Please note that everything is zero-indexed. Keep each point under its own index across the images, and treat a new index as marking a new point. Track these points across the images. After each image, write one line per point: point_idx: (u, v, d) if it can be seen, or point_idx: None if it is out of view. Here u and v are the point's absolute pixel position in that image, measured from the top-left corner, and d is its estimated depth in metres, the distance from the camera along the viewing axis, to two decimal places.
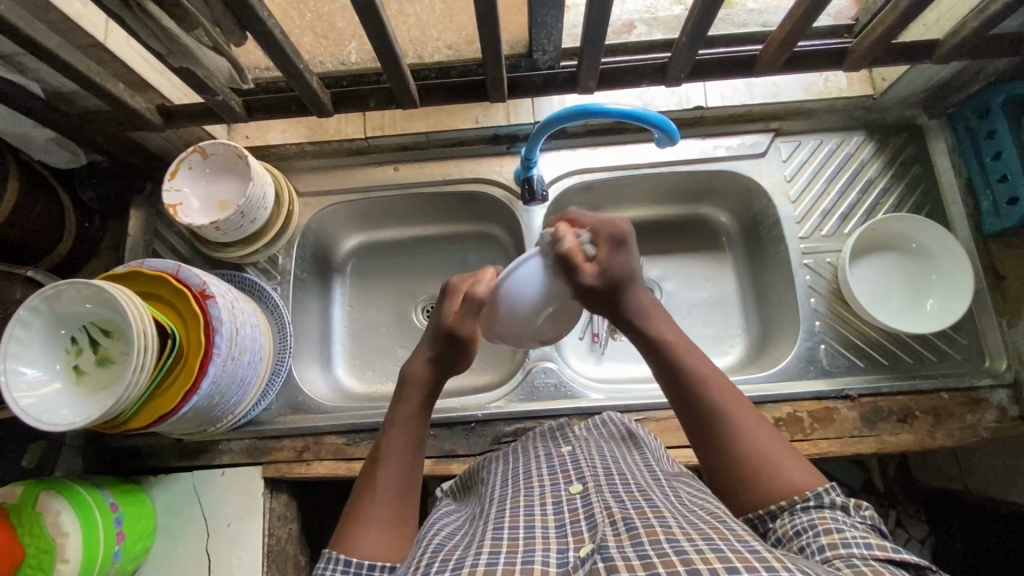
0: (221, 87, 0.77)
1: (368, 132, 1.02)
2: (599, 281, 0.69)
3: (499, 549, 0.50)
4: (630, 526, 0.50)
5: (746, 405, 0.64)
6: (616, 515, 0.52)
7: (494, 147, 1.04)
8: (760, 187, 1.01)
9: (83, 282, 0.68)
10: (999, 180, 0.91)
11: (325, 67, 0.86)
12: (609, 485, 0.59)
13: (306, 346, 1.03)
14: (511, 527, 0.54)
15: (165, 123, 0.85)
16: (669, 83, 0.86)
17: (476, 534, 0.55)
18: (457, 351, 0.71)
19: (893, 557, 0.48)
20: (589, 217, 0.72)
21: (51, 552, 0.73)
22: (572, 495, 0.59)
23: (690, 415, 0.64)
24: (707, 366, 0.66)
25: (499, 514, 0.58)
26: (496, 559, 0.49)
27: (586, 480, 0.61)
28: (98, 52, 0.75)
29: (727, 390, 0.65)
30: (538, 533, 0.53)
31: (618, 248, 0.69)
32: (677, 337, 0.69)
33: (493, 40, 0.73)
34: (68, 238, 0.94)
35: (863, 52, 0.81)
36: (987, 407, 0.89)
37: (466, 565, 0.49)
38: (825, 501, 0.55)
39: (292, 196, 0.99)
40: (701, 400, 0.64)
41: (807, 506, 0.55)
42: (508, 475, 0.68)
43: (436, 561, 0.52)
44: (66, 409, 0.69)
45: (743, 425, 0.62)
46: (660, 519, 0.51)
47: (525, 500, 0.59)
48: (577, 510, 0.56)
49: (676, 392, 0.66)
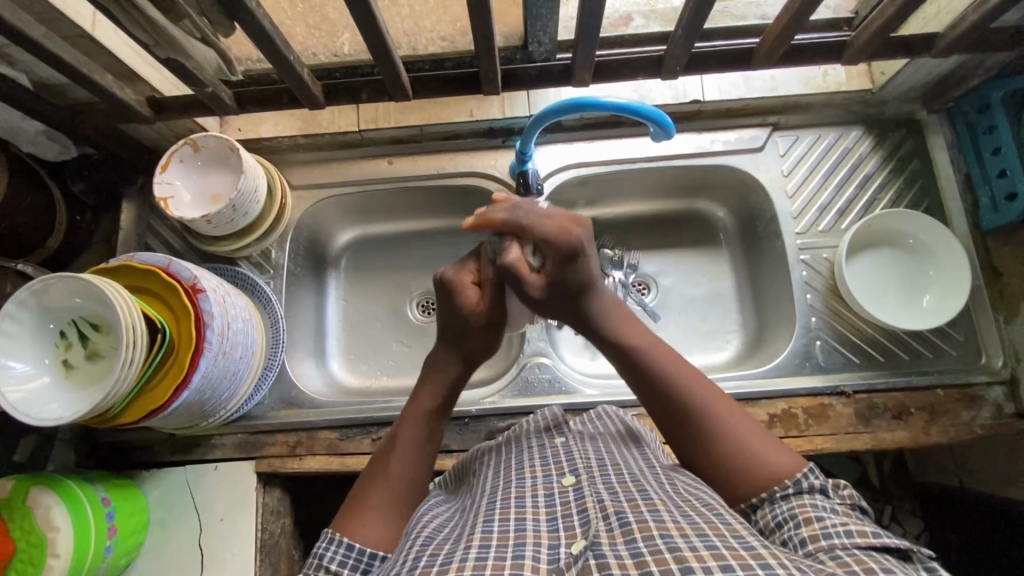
0: (210, 79, 0.76)
1: (361, 125, 1.01)
2: (546, 292, 0.68)
3: (488, 543, 0.50)
4: (622, 522, 0.50)
5: (727, 401, 0.63)
6: (609, 509, 0.52)
7: (489, 140, 1.03)
8: (758, 182, 1.00)
9: (71, 276, 0.68)
10: (998, 176, 0.91)
11: (318, 59, 0.85)
12: (602, 478, 0.59)
13: (299, 341, 1.02)
14: (502, 520, 0.54)
15: (155, 115, 0.84)
16: (665, 75, 0.85)
17: (467, 527, 0.55)
18: (490, 335, 0.70)
19: (873, 543, 0.47)
20: (539, 221, 0.66)
21: (42, 547, 0.73)
22: (563, 487, 0.59)
23: (667, 414, 0.63)
24: (675, 360, 0.66)
25: (490, 507, 0.57)
26: (485, 554, 0.48)
27: (579, 472, 0.60)
28: (85, 43, 0.74)
29: (705, 386, 0.64)
30: (529, 526, 0.52)
31: (572, 261, 0.65)
32: (641, 333, 0.68)
33: (486, 32, 0.71)
34: (58, 231, 0.93)
35: (863, 45, 0.79)
36: (983, 403, 0.89)
37: (455, 561, 0.48)
38: (804, 487, 0.55)
39: (285, 190, 0.98)
40: (677, 398, 0.63)
41: (787, 494, 0.55)
42: (501, 467, 0.68)
43: (425, 554, 0.51)
44: (56, 403, 0.68)
45: (722, 417, 0.61)
46: (654, 513, 0.51)
47: (517, 492, 0.59)
48: (569, 503, 0.56)
49: (650, 391, 0.64)
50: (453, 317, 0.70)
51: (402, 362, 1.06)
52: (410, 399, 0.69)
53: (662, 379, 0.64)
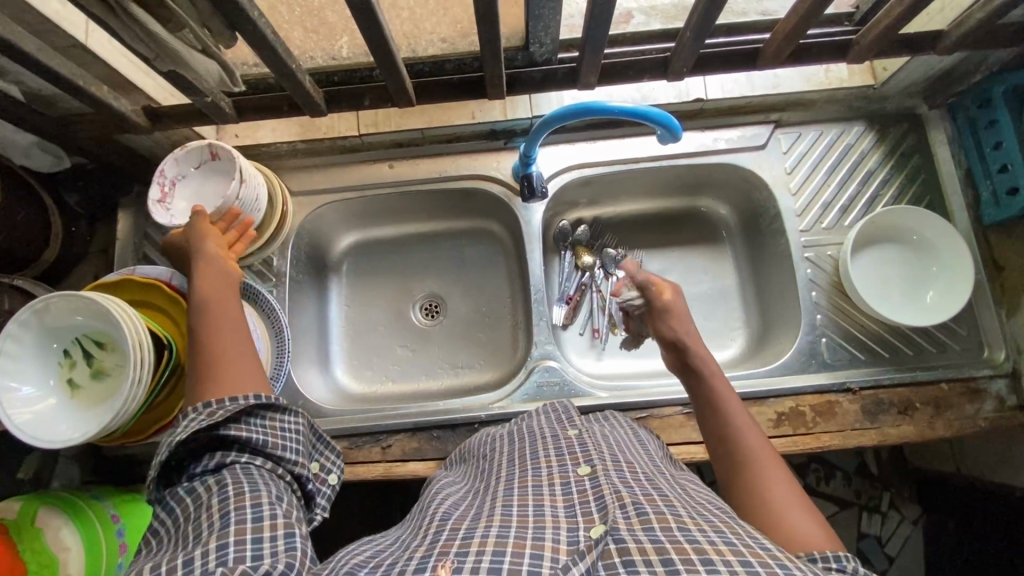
0: (211, 89, 0.73)
1: (361, 129, 0.99)
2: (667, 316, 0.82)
3: (508, 524, 0.51)
4: (639, 512, 0.50)
5: (778, 461, 0.64)
6: (626, 499, 0.52)
7: (491, 142, 1.02)
8: (760, 180, 1.00)
9: (73, 293, 0.66)
10: (999, 171, 0.91)
11: (316, 63, 0.83)
12: (617, 471, 0.59)
13: (304, 348, 1.02)
14: (520, 505, 0.54)
15: (151, 125, 0.82)
16: (671, 77, 0.84)
17: (485, 508, 0.56)
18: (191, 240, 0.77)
19: None
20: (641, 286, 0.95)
21: (53, 568, 0.73)
22: (580, 476, 0.58)
23: (724, 458, 0.66)
24: (744, 418, 0.68)
25: (507, 491, 0.58)
26: (505, 533, 0.49)
27: (594, 462, 0.60)
28: (79, 53, 0.71)
29: (760, 448, 0.65)
30: (548, 512, 0.53)
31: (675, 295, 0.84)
32: (724, 385, 0.73)
33: (492, 37, 0.70)
34: (55, 243, 0.91)
35: (869, 44, 0.79)
36: (986, 397, 0.90)
37: (475, 537, 0.49)
38: (847, 566, 0.50)
39: (286, 197, 0.97)
40: (736, 445, 0.66)
41: (827, 566, 0.50)
42: (514, 455, 0.68)
43: (444, 530, 0.53)
44: (66, 423, 0.67)
45: (768, 478, 0.62)
46: (671, 507, 0.52)
47: (534, 479, 0.60)
48: (585, 491, 0.55)
49: (714, 434, 0.69)
50: (172, 257, 0.80)
51: (408, 367, 1.07)
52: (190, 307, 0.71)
53: (718, 411, 0.70)
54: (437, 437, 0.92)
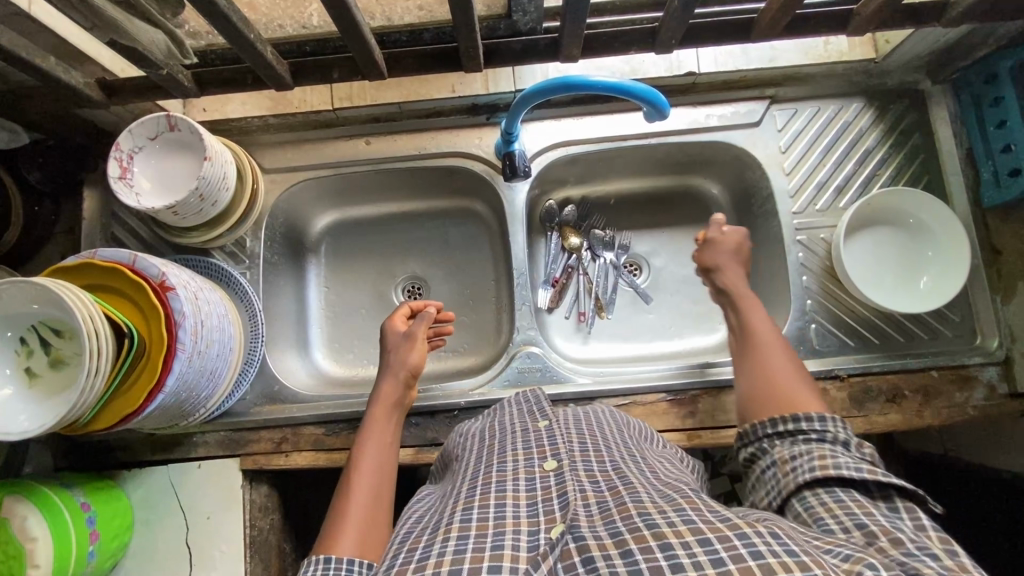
0: (163, 61, 0.69)
1: (335, 103, 0.95)
2: (720, 245, 0.88)
3: (467, 533, 0.48)
4: (603, 507, 0.49)
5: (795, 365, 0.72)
6: (591, 497, 0.51)
7: (473, 117, 0.97)
8: (753, 159, 0.96)
9: (25, 281, 0.63)
10: (1002, 151, 0.87)
11: (284, 32, 0.77)
12: (583, 463, 0.58)
13: (281, 332, 0.99)
14: (483, 505, 0.52)
15: (106, 98, 0.78)
16: (659, 49, 0.79)
17: (445, 515, 0.53)
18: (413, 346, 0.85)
19: (880, 479, 0.54)
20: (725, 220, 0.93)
21: (20, 558, 0.71)
22: (546, 472, 0.57)
23: (741, 355, 0.76)
24: (769, 328, 0.77)
25: (469, 491, 0.56)
26: (464, 546, 0.47)
27: (561, 456, 0.58)
28: (22, 22, 0.66)
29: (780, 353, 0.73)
30: (510, 512, 0.50)
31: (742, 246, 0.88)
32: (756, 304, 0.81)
33: (465, 5, 0.65)
34: (16, 223, 0.87)
35: (869, 16, 0.74)
36: (977, 384, 0.88)
37: (432, 556, 0.47)
38: (828, 435, 0.61)
39: (256, 173, 0.93)
40: (758, 346, 0.75)
41: (810, 440, 0.61)
42: (483, 452, 0.66)
43: (403, 552, 0.50)
44: (25, 415, 0.65)
45: (782, 372, 0.70)
46: (633, 495, 0.50)
47: (500, 475, 0.57)
48: (550, 487, 0.54)
49: (739, 340, 0.78)
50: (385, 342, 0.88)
51: None
52: (365, 424, 0.78)
53: (740, 322, 0.79)
54: (414, 423, 0.90)
